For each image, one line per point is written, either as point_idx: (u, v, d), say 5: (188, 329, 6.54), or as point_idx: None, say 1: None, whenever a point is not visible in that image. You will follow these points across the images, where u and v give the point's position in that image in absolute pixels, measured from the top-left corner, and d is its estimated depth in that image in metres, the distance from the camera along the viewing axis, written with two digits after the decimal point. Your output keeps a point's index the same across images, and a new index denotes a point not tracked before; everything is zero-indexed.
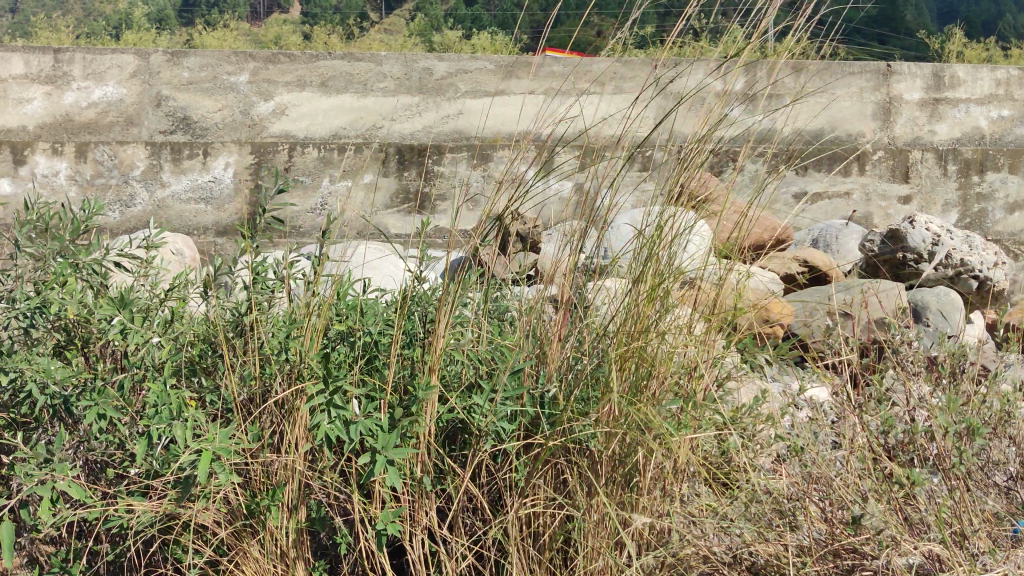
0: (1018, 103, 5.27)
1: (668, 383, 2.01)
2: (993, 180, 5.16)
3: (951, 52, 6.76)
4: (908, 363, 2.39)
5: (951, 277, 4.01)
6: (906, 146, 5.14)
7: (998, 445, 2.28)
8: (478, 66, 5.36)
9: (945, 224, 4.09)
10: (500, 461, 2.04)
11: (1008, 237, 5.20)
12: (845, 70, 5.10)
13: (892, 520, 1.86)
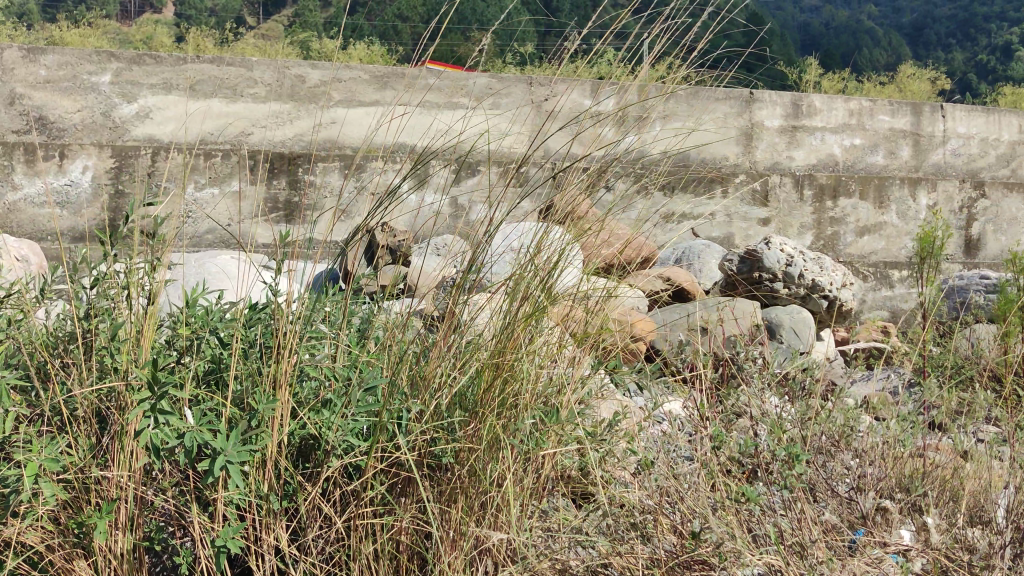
0: (868, 133, 5.54)
1: (526, 398, 2.00)
2: (845, 205, 5.42)
3: (809, 83, 7.09)
4: (757, 380, 2.47)
5: (804, 296, 4.19)
6: (765, 170, 5.35)
7: (839, 456, 2.38)
8: (352, 74, 5.29)
9: (800, 247, 4.27)
10: (355, 477, 1.99)
11: (858, 259, 5.46)
12: (711, 96, 5.26)
13: (736, 531, 1.91)
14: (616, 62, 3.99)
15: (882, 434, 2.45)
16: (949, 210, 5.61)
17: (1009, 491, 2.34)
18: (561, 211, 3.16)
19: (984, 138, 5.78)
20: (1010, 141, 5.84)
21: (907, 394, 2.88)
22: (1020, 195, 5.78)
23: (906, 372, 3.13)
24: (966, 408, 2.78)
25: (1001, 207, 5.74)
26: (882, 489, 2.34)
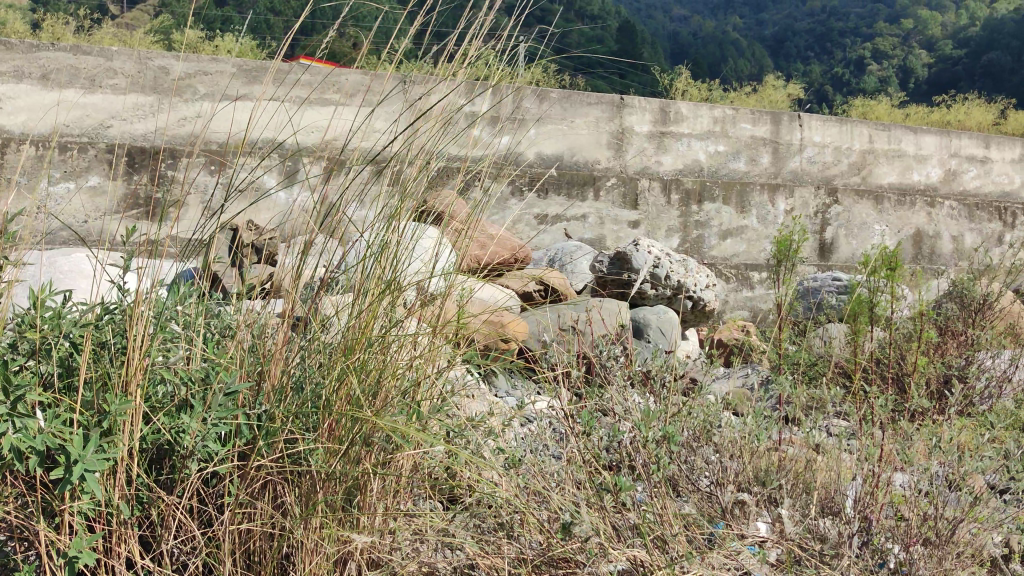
0: (731, 140, 5.72)
1: (392, 400, 1.98)
2: (709, 209, 5.60)
3: (678, 91, 7.32)
4: (623, 379, 2.52)
5: (669, 297, 4.30)
6: (635, 174, 5.45)
7: (700, 452, 2.46)
8: (219, 68, 5.12)
9: (666, 249, 4.40)
10: (213, 483, 1.93)
11: (721, 261, 5.65)
12: (584, 100, 5.33)
13: (601, 527, 1.95)
14: (490, 65, 3.99)
15: (739, 429, 2.53)
16: (805, 214, 5.86)
17: (855, 482, 2.46)
18: (431, 212, 3.13)
19: (837, 147, 6.01)
20: (860, 150, 6.09)
21: (764, 392, 2.98)
22: (869, 202, 6.08)
23: (762, 370, 3.24)
24: (817, 404, 2.91)
25: (851, 213, 6.01)
26: (739, 482, 2.43)
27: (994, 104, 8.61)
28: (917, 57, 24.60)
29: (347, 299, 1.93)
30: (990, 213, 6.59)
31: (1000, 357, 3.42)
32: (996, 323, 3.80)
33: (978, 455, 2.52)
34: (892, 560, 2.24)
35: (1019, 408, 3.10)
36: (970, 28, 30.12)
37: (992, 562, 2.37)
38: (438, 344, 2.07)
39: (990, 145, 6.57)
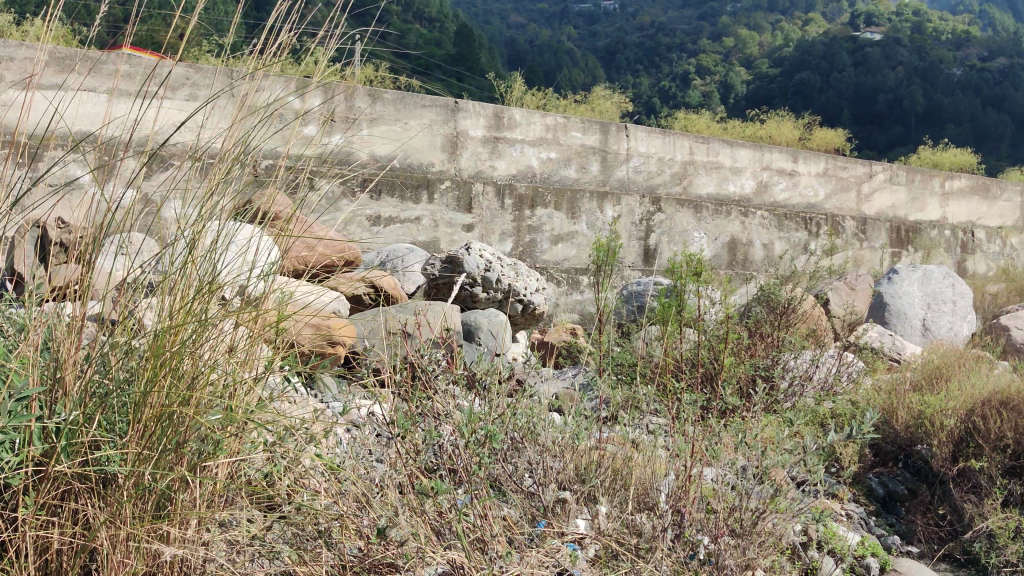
0: (563, 147, 5.83)
1: (204, 404, 1.91)
2: (541, 215, 5.70)
3: (513, 96, 7.44)
4: (448, 382, 2.53)
5: (500, 300, 4.35)
6: (469, 178, 5.46)
7: (527, 452, 2.50)
8: (26, 53, 4.77)
9: (497, 253, 4.45)
10: (6, 497, 1.80)
11: (552, 265, 5.76)
12: (417, 102, 5.27)
13: (421, 530, 1.97)
14: (324, 63, 3.90)
15: (562, 429, 2.60)
16: (630, 222, 6.07)
17: (668, 477, 2.55)
18: (253, 212, 3.01)
19: (660, 158, 6.26)
20: (682, 162, 6.36)
21: (586, 392, 3.06)
22: (690, 210, 6.37)
23: (587, 372, 3.31)
24: (635, 403, 3.02)
25: (673, 220, 6.28)
26: (560, 481, 2.50)
27: (801, 121, 9.21)
28: (736, 74, 26.09)
29: (155, 302, 1.84)
30: (797, 223, 6.99)
31: (802, 358, 3.67)
32: (799, 326, 4.05)
33: (779, 449, 2.67)
34: (701, 550, 2.33)
35: (817, 405, 3.33)
36: (782, 48, 32.18)
37: (791, 549, 2.52)
38: (254, 346, 2.01)
39: (799, 158, 6.97)
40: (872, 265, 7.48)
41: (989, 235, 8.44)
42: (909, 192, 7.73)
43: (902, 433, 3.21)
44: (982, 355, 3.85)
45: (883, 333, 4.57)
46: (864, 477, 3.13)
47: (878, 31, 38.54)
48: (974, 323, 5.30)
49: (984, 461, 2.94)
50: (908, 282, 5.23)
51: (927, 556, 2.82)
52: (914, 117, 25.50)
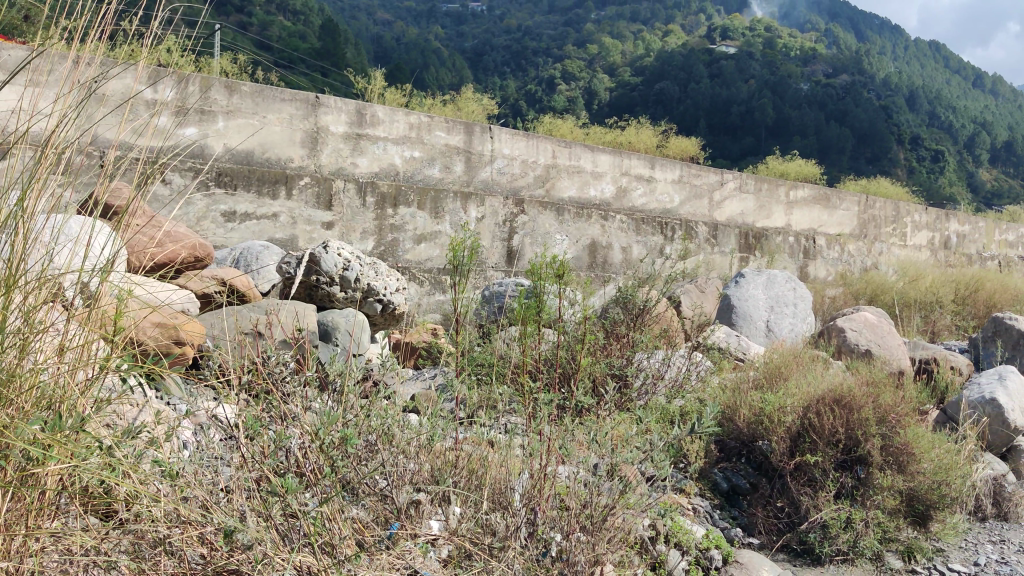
0: (427, 146, 5.77)
1: (28, 408, 1.80)
2: (404, 213, 5.54)
3: (376, 93, 7.34)
4: (299, 383, 2.45)
5: (359, 300, 4.28)
6: (329, 175, 5.30)
7: (379, 454, 2.43)
8: None
9: (355, 251, 4.38)
10: None
11: (415, 265, 5.61)
12: (277, 96, 5.11)
13: (268, 536, 1.92)
14: (179, 53, 3.71)
15: (416, 430, 2.57)
16: (494, 224, 6.00)
17: (522, 476, 2.55)
18: (94, 204, 2.84)
19: (524, 160, 6.31)
20: (545, 165, 6.44)
21: (443, 393, 3.04)
22: (552, 213, 6.38)
23: (445, 373, 3.27)
24: (491, 402, 3.02)
25: (535, 223, 6.26)
26: (414, 482, 2.47)
27: (659, 129, 9.48)
28: (599, 81, 26.70)
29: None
30: (654, 227, 7.11)
31: (655, 358, 3.76)
32: (652, 327, 4.15)
33: (630, 447, 2.72)
34: (554, 546, 2.38)
35: (668, 403, 3.44)
36: (643, 58, 33.16)
37: (640, 543, 2.58)
38: (85, 345, 1.91)
39: (655, 165, 7.17)
40: (723, 269, 7.74)
41: (829, 242, 8.91)
42: (757, 200, 8.10)
43: (744, 430, 3.33)
44: (818, 356, 4.06)
45: (730, 334, 4.75)
46: (709, 472, 3.24)
47: (732, 45, 40.24)
48: (812, 324, 5.59)
49: (819, 456, 3.10)
50: (754, 285, 5.47)
51: (767, 547, 2.96)
52: (764, 129, 26.75)
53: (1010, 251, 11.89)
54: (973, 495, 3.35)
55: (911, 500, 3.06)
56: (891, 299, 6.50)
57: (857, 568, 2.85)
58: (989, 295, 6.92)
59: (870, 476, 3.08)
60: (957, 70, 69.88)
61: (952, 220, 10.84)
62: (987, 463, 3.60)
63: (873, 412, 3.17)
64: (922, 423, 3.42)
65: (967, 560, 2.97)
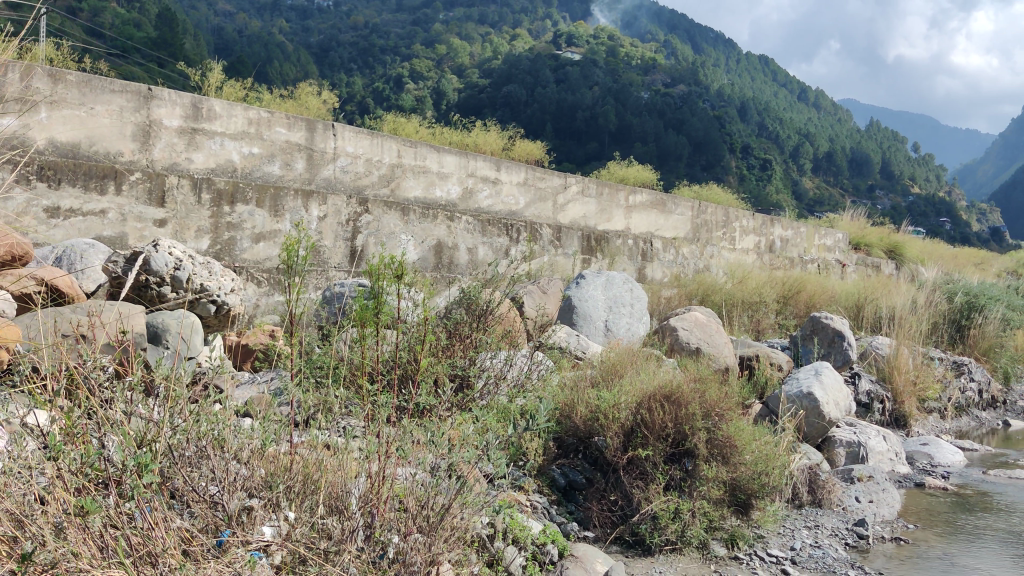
0: (266, 143, 5.55)
1: None
2: (242, 211, 5.31)
3: (213, 88, 7.07)
4: (121, 388, 2.30)
5: (191, 300, 4.13)
6: (162, 170, 5.02)
7: (209, 460, 2.34)
8: None
9: (188, 251, 4.23)
10: None
11: (253, 265, 5.37)
12: (105, 87, 4.79)
13: (81, 550, 1.84)
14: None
15: (251, 435, 2.51)
16: (337, 223, 5.84)
17: (359, 479, 2.50)
18: None
19: (368, 159, 6.15)
20: (389, 164, 6.30)
21: (277, 396, 2.94)
22: (397, 213, 6.24)
23: (281, 376, 3.18)
24: (327, 405, 2.95)
25: (380, 222, 6.12)
26: (245, 487, 2.38)
27: (504, 132, 9.58)
28: (448, 82, 26.77)
29: None
30: (500, 228, 7.17)
31: (497, 358, 3.78)
32: (495, 327, 4.12)
33: (468, 446, 2.74)
34: (391, 549, 2.33)
35: (508, 402, 3.47)
36: (491, 62, 33.50)
37: (477, 541, 2.60)
38: None
39: (500, 167, 7.20)
40: (566, 270, 7.88)
41: (665, 245, 9.26)
42: (598, 204, 8.31)
43: (581, 427, 3.42)
44: (651, 354, 4.22)
45: (571, 334, 4.84)
46: (548, 468, 3.30)
47: (577, 52, 41.25)
48: (648, 324, 5.80)
49: (649, 450, 3.22)
50: (593, 286, 5.60)
51: (601, 540, 3.05)
52: (607, 135, 27.55)
53: (828, 255, 12.71)
54: (791, 484, 3.56)
55: (734, 489, 3.24)
56: (722, 299, 6.82)
57: (684, 556, 2.99)
58: (809, 296, 7.38)
59: (696, 468, 3.22)
60: (785, 84, 74.10)
61: (777, 226, 11.49)
62: (804, 453, 3.84)
63: (699, 407, 3.30)
64: (745, 417, 3.62)
65: (784, 545, 3.18)
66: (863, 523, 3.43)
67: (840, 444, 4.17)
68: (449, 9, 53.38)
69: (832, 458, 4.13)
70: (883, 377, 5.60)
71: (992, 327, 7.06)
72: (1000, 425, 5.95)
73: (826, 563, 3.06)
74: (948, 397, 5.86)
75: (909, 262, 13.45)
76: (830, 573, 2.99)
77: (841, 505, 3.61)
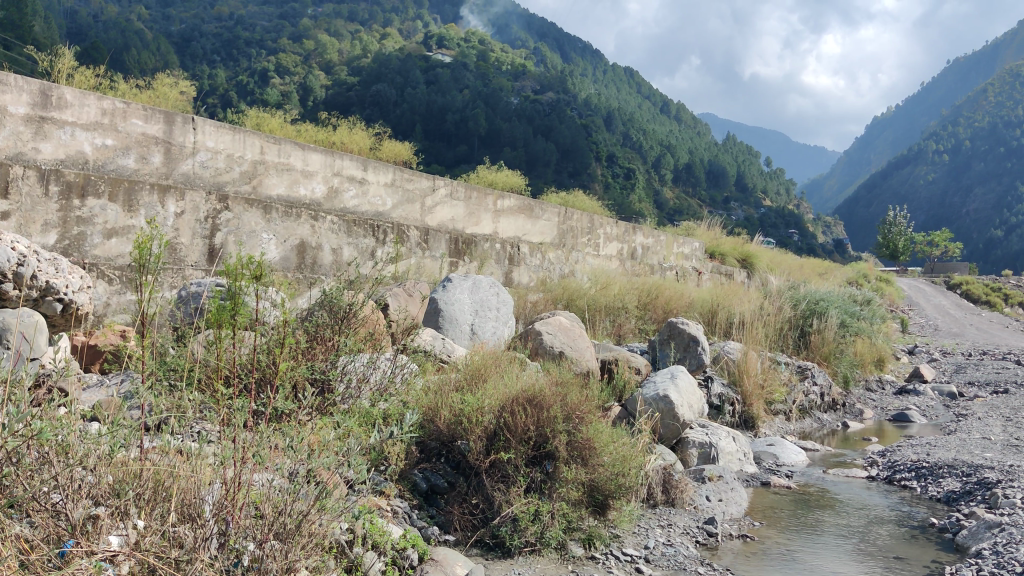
0: (121, 135, 5.30)
1: None
2: (93, 206, 5.05)
3: (63, 75, 6.73)
4: None
5: (35, 298, 3.91)
6: (6, 159, 4.71)
7: (52, 468, 2.21)
8: None
9: (33, 246, 4.00)
10: None
11: (104, 262, 5.09)
12: None
13: None
14: None
15: (97, 441, 2.39)
16: (194, 220, 5.61)
17: (213, 486, 2.43)
18: None
19: (228, 155, 5.95)
20: (252, 160, 6.12)
21: (126, 399, 2.82)
22: (258, 211, 6.08)
23: (131, 378, 3.05)
24: (180, 409, 2.84)
25: (240, 220, 5.94)
26: (92, 495, 2.27)
27: (372, 131, 9.49)
28: (315, 79, 26.34)
29: None
30: (365, 229, 7.05)
31: (359, 361, 3.73)
32: (357, 330, 4.05)
33: (328, 452, 2.70)
34: (246, 557, 2.30)
35: (370, 406, 3.45)
36: (360, 61, 33.17)
37: (336, 547, 2.56)
38: None
39: (367, 167, 7.10)
40: (433, 273, 7.86)
41: (531, 250, 9.38)
42: (466, 207, 8.33)
43: (444, 430, 3.41)
44: (515, 358, 4.26)
45: (435, 336, 4.84)
46: (409, 473, 3.28)
47: (447, 55, 41.35)
48: (512, 328, 5.87)
49: (511, 453, 3.25)
50: (460, 289, 5.62)
51: (461, 543, 3.07)
52: (476, 138, 27.72)
53: (686, 262, 13.17)
54: (645, 484, 3.67)
55: (591, 491, 3.34)
56: (586, 304, 6.95)
57: (542, 557, 3.05)
58: (666, 302, 7.64)
59: (556, 470, 3.29)
60: (649, 96, 76.41)
61: (638, 234, 11.84)
62: (659, 454, 3.97)
63: (560, 410, 3.36)
64: (603, 419, 3.71)
65: (638, 544, 3.27)
66: (712, 521, 3.58)
67: (693, 445, 4.32)
68: (319, 5, 52.51)
69: (685, 459, 4.28)
70: (734, 381, 5.85)
71: (832, 333, 7.49)
72: (839, 426, 6.32)
73: (677, 561, 3.17)
74: (792, 399, 6.16)
75: (759, 271, 14.10)
76: (681, 570, 3.10)
77: (692, 504, 3.75)
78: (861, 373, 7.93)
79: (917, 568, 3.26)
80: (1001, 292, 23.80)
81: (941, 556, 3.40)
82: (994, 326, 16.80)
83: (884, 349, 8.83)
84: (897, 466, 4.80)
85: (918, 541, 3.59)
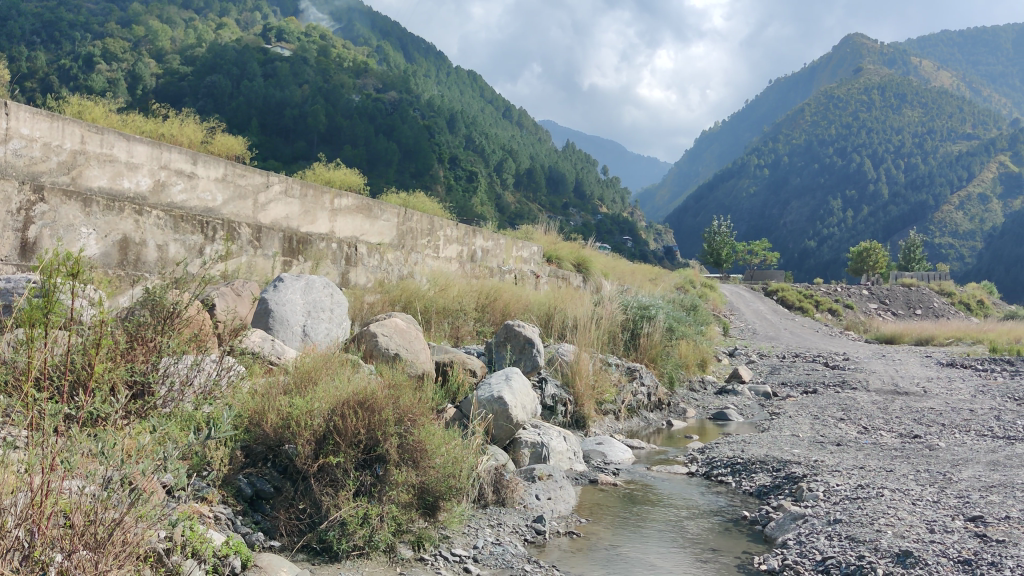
0: None
1: None
2: None
3: None
4: None
5: None
6: None
7: None
8: None
9: None
10: None
11: None
12: None
13: None
14: None
15: None
16: (6, 211, 5.25)
17: (18, 494, 2.25)
18: None
19: (45, 143, 5.57)
20: (70, 150, 5.75)
21: None
22: (77, 204, 5.75)
23: None
24: None
25: (56, 213, 5.60)
26: None
27: (204, 125, 9.15)
28: (144, 67, 25.11)
29: None
30: (194, 225, 6.78)
31: (182, 364, 3.58)
32: (181, 331, 3.87)
33: (146, 458, 2.60)
34: (53, 569, 2.14)
35: (194, 411, 3.35)
36: (194, 51, 31.93)
37: (153, 556, 2.44)
38: None
39: (196, 160, 6.80)
40: (265, 272, 7.64)
41: (369, 250, 9.30)
42: (302, 205, 8.16)
43: (271, 434, 3.30)
44: (346, 360, 4.22)
45: (265, 338, 4.72)
46: (233, 478, 3.16)
47: (286, 50, 40.41)
48: (346, 329, 5.81)
49: (341, 457, 3.25)
50: (292, 291, 5.50)
51: (287, 548, 3.01)
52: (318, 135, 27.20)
53: (524, 265, 13.42)
54: (476, 484, 3.72)
55: (421, 493, 3.36)
56: (423, 306, 6.94)
57: (370, 560, 3.03)
58: (504, 304, 7.75)
59: (387, 473, 3.30)
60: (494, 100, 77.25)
61: (478, 236, 11.95)
62: (490, 454, 4.03)
63: (391, 413, 3.40)
64: (436, 421, 3.74)
65: (467, 544, 3.32)
66: (540, 519, 3.66)
67: (525, 445, 4.41)
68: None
69: (517, 458, 4.36)
70: (566, 382, 6.02)
71: (659, 336, 7.83)
72: (664, 425, 6.60)
73: (505, 559, 3.23)
74: (621, 399, 6.39)
75: (593, 275, 14.54)
76: (508, 568, 3.15)
77: (522, 503, 3.83)
78: (684, 373, 8.31)
79: (729, 559, 3.44)
80: (813, 298, 25.51)
81: (751, 547, 3.61)
82: (805, 330, 18.00)
83: (705, 351, 9.28)
84: (714, 462, 5.07)
85: (732, 533, 3.79)
